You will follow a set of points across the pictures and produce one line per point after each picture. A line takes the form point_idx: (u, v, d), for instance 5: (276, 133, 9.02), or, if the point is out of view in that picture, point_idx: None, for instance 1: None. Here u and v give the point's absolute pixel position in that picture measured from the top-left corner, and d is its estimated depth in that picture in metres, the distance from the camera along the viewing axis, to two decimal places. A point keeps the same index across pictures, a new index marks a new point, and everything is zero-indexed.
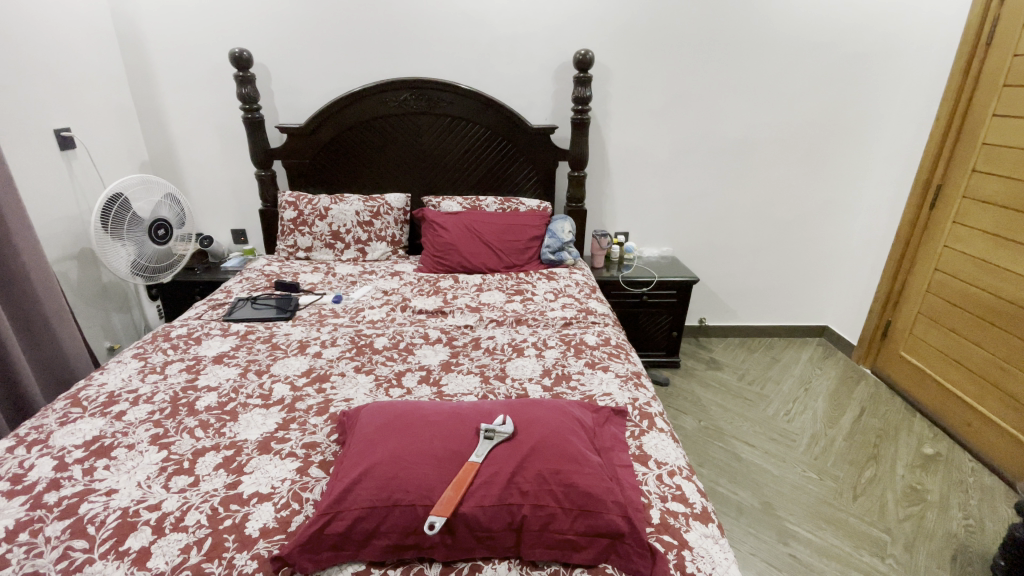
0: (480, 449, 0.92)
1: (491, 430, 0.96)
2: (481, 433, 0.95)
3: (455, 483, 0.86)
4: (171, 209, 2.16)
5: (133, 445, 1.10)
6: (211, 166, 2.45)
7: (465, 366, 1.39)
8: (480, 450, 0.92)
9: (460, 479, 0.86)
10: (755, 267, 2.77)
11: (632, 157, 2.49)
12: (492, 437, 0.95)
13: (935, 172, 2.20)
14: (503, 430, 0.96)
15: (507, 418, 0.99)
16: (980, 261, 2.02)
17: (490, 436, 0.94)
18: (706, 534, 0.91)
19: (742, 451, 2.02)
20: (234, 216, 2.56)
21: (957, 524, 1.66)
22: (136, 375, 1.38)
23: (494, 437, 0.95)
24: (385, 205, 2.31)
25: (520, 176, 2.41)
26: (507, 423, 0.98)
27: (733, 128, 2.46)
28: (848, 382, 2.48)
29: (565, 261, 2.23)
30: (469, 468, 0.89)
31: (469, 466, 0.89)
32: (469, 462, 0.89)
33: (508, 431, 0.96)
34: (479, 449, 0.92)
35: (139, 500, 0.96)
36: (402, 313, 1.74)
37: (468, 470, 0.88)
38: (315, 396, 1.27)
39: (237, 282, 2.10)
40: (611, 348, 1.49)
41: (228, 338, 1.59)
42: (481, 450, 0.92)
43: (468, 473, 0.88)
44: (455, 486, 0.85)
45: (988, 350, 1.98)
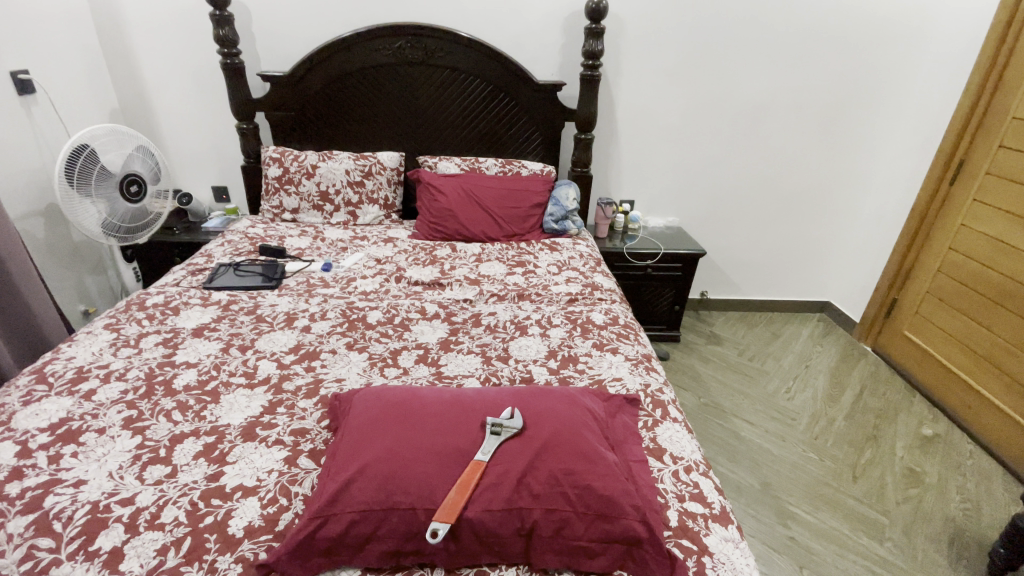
0: (487, 445, 0.84)
1: (499, 424, 0.88)
2: (487, 427, 0.87)
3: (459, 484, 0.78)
4: (144, 163, 1.98)
5: (104, 429, 1.01)
6: (187, 117, 2.25)
7: (465, 345, 1.30)
8: (487, 446, 0.84)
9: (465, 480, 0.78)
10: (762, 240, 2.68)
11: (642, 120, 2.34)
12: (500, 432, 0.87)
13: (959, 145, 2.09)
14: (513, 425, 0.88)
15: (515, 410, 0.91)
16: (997, 242, 1.94)
17: (497, 431, 0.86)
18: (726, 538, 0.85)
19: (742, 429, 1.99)
20: (214, 172, 2.39)
21: (955, 507, 1.65)
22: (107, 349, 1.27)
23: (503, 431, 0.87)
24: (377, 165, 2.15)
25: (523, 137, 2.26)
26: (516, 417, 0.90)
27: (750, 91, 2.31)
28: (849, 360, 2.45)
29: (569, 231, 2.11)
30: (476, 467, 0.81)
31: (473, 464, 0.81)
32: (475, 461, 0.81)
33: (517, 425, 0.88)
34: (485, 445, 0.84)
35: (110, 493, 0.87)
36: (396, 285, 1.63)
37: (473, 469, 0.80)
38: (304, 375, 1.18)
39: (219, 245, 1.96)
40: (620, 328, 1.41)
41: (208, 308, 1.48)
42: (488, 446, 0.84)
43: (473, 473, 0.80)
44: (460, 488, 0.77)
45: (995, 334, 1.93)
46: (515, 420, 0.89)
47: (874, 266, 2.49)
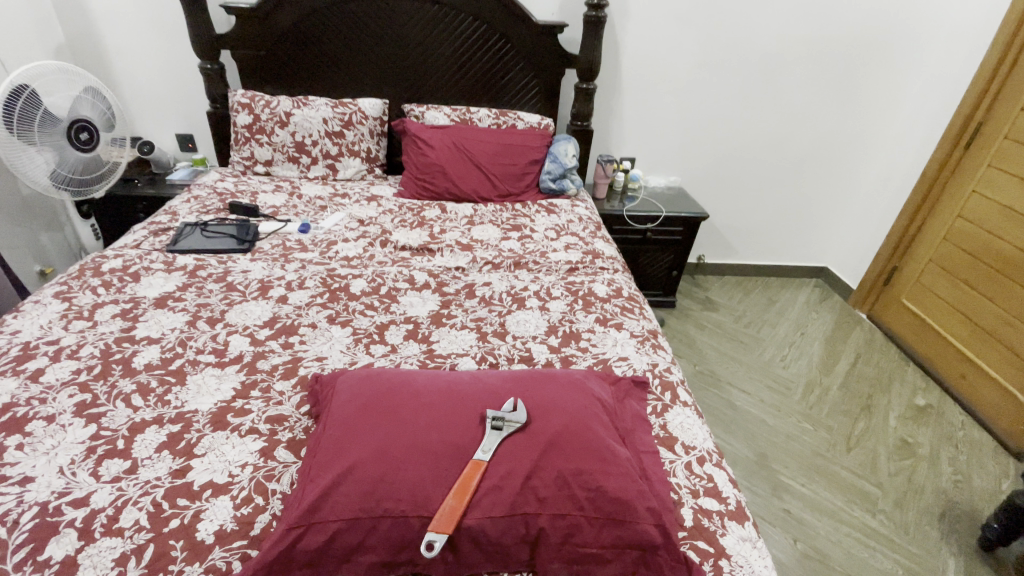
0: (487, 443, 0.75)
1: (501, 417, 0.78)
2: (487, 421, 0.78)
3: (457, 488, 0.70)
4: (95, 107, 1.76)
5: (53, 417, 0.90)
6: (143, 54, 2.01)
7: (459, 320, 1.20)
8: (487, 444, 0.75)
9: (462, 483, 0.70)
10: (764, 203, 2.58)
11: (647, 69, 2.16)
12: (502, 427, 0.77)
13: (978, 106, 1.97)
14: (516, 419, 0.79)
15: (518, 402, 0.82)
16: (1009, 212, 1.87)
17: (499, 425, 0.77)
18: (743, 537, 0.79)
19: (738, 399, 1.96)
20: (177, 118, 2.16)
21: (946, 479, 1.66)
22: (58, 322, 1.13)
23: (504, 426, 0.78)
24: (358, 113, 1.96)
25: (518, 85, 2.07)
26: (519, 409, 0.81)
27: (763, 39, 2.13)
28: (844, 327, 2.41)
29: (567, 191, 1.97)
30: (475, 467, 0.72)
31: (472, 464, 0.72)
32: (473, 461, 0.73)
33: (521, 419, 0.79)
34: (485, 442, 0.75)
35: (61, 493, 0.77)
36: (381, 250, 1.50)
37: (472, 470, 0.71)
38: (281, 352, 1.08)
39: (185, 201, 1.78)
40: (624, 301, 1.31)
41: (173, 274, 1.34)
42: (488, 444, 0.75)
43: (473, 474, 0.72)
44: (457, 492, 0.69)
45: (998, 305, 1.90)
46: (518, 413, 0.80)
47: (877, 232, 2.42)
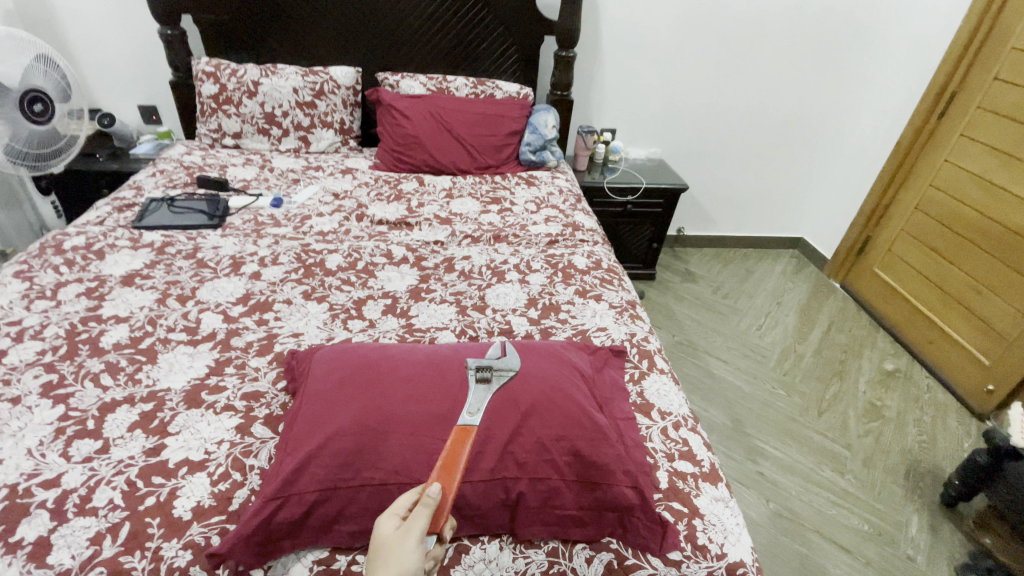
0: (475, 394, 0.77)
1: (495, 366, 0.82)
2: (471, 373, 0.80)
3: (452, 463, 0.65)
4: (48, 76, 1.65)
5: (18, 398, 0.87)
6: (97, 19, 1.89)
7: (438, 294, 1.19)
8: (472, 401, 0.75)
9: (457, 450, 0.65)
10: (743, 174, 2.58)
11: (627, 38, 2.12)
12: (491, 379, 0.79)
13: (953, 76, 1.98)
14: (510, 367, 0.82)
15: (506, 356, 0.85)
16: (980, 180, 1.91)
17: (486, 377, 0.79)
18: (716, 497, 0.82)
19: (715, 367, 2.00)
20: (139, 89, 2.05)
21: (911, 440, 1.73)
22: (19, 302, 1.09)
23: (493, 379, 0.80)
24: (330, 82, 1.89)
25: (497, 53, 2.02)
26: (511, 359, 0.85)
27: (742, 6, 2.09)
28: (819, 296, 2.47)
29: (547, 163, 1.95)
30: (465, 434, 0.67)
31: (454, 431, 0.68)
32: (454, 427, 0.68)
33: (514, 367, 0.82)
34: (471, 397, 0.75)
35: (31, 474, 0.76)
36: (357, 224, 1.47)
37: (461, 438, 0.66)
38: (256, 329, 1.06)
39: (150, 176, 1.71)
40: (603, 273, 1.32)
41: (140, 251, 1.29)
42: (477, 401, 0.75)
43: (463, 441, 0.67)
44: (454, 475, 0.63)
45: (966, 273, 1.95)
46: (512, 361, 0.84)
47: (852, 203, 2.45)
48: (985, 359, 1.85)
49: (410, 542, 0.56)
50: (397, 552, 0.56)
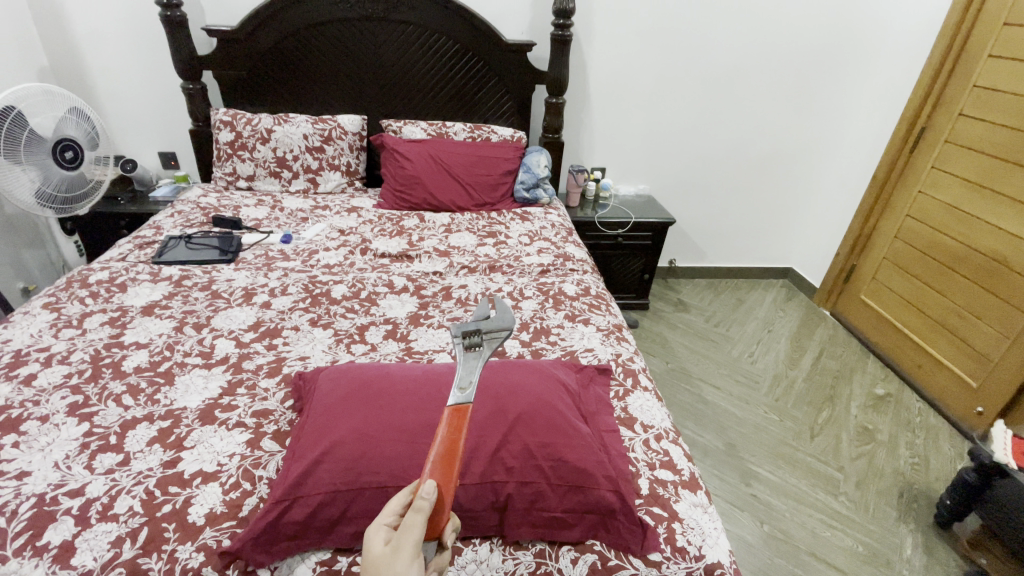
0: (466, 359, 0.72)
1: (486, 328, 0.76)
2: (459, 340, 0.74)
3: (444, 458, 0.59)
4: (79, 126, 1.80)
5: (47, 417, 0.94)
6: (125, 75, 2.06)
7: (436, 320, 1.27)
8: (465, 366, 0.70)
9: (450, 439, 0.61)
10: (730, 208, 2.70)
11: (613, 84, 2.28)
12: (483, 343, 0.74)
13: (921, 113, 2.09)
14: (502, 327, 0.77)
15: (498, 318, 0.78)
16: (953, 210, 1.98)
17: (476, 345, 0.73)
18: (695, 503, 0.87)
19: (708, 393, 2.05)
20: (160, 137, 2.21)
21: (904, 462, 1.76)
22: (48, 330, 1.18)
23: (485, 343, 0.74)
24: (337, 129, 2.04)
25: (492, 101, 2.18)
26: (502, 318, 0.79)
27: (719, 55, 2.26)
28: (809, 323, 2.53)
29: (540, 200, 2.08)
30: (461, 412, 0.64)
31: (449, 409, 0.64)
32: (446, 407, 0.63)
33: (507, 327, 0.77)
34: (464, 363, 0.70)
35: (57, 485, 0.82)
36: (362, 257, 1.57)
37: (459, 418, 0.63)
38: (266, 353, 1.14)
39: (168, 216, 1.83)
40: (591, 299, 1.40)
41: (159, 284, 1.39)
42: (469, 366, 0.70)
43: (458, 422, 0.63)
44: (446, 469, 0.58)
45: (948, 298, 2.00)
46: (503, 321, 0.78)
47: (835, 233, 2.55)
48: (973, 381, 1.88)
49: (407, 555, 0.50)
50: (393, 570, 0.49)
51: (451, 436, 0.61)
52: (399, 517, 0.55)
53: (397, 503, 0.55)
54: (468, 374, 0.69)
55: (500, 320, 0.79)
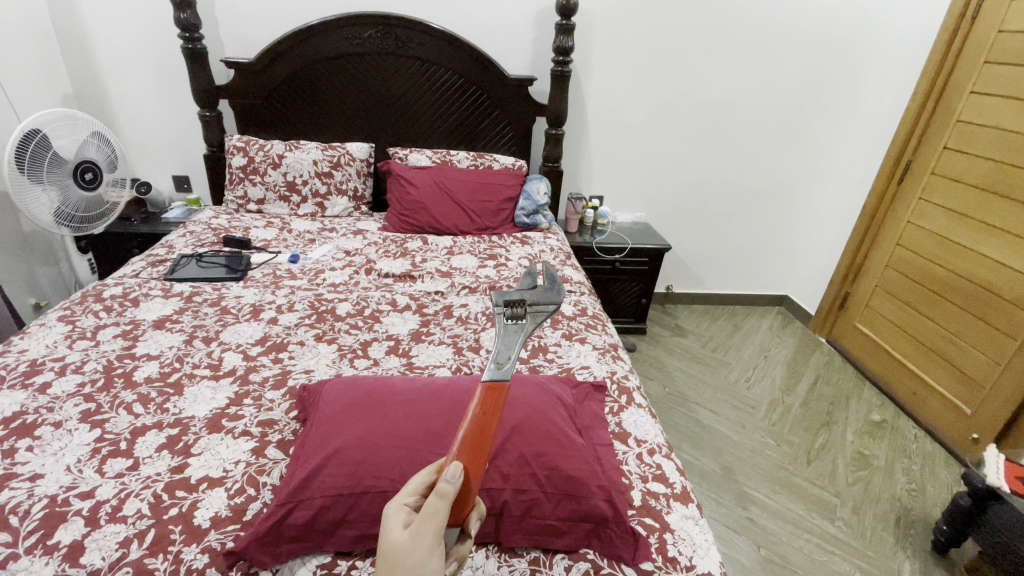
0: (506, 331, 0.72)
1: (531, 302, 0.78)
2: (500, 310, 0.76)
3: (471, 441, 0.61)
4: (100, 149, 1.88)
5: (60, 423, 0.98)
6: (145, 103, 2.16)
7: (437, 337, 1.31)
8: (504, 337, 0.72)
9: (480, 421, 0.63)
10: (726, 236, 2.77)
11: (611, 117, 2.38)
12: (526, 316, 0.75)
13: (907, 147, 2.16)
14: (549, 304, 0.79)
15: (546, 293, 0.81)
16: (941, 239, 2.02)
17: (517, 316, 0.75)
18: (686, 515, 0.89)
19: (705, 417, 2.06)
20: (174, 161, 2.30)
21: (900, 488, 1.77)
22: (62, 341, 1.22)
23: (528, 316, 0.75)
24: (346, 155, 2.12)
25: (495, 131, 2.27)
26: (550, 297, 0.82)
27: (713, 90, 2.36)
28: (805, 349, 2.56)
29: (540, 225, 2.15)
30: (496, 388, 0.66)
31: (484, 384, 0.66)
32: (481, 383, 0.65)
33: (552, 304, 0.79)
34: (503, 335, 0.71)
35: (69, 487, 0.85)
36: (366, 277, 1.63)
37: (491, 395, 0.65)
38: (272, 366, 1.17)
39: (180, 236, 1.89)
40: (588, 319, 1.44)
41: (170, 299, 1.44)
42: (508, 339, 0.71)
43: (491, 398, 0.66)
44: (471, 453, 0.60)
45: (940, 325, 2.03)
46: (550, 299, 0.81)
47: (829, 262, 2.60)
48: (967, 408, 1.90)
49: (426, 541, 0.53)
50: (412, 555, 0.52)
51: (481, 416, 0.63)
52: (418, 499, 0.58)
53: (417, 486, 0.59)
54: (506, 348, 0.70)
55: (547, 297, 0.82)
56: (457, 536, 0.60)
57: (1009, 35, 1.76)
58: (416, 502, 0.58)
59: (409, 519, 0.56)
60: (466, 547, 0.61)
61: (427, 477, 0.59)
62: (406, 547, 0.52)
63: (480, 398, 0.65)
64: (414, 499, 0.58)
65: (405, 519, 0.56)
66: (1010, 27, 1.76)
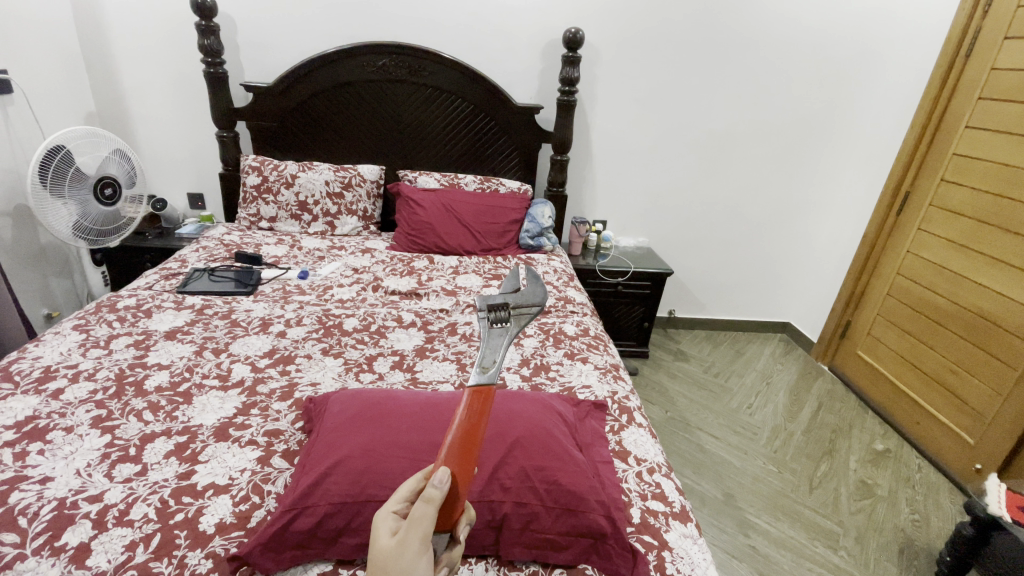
0: (490, 334, 0.73)
1: (514, 304, 0.79)
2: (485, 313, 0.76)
3: (460, 446, 0.62)
4: (121, 166, 1.95)
5: (71, 428, 1.00)
6: (165, 123, 2.24)
7: (441, 353, 1.34)
8: (489, 342, 0.72)
9: (469, 425, 0.63)
10: (727, 262, 2.80)
11: (614, 144, 2.45)
12: (510, 319, 0.76)
13: (905, 178, 2.21)
14: (532, 304, 0.80)
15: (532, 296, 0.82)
16: (941, 269, 2.04)
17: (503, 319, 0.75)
18: (685, 534, 0.90)
19: (706, 442, 2.05)
20: (190, 179, 2.37)
21: (904, 518, 1.75)
22: (76, 349, 1.26)
23: (512, 319, 0.76)
24: (357, 177, 2.19)
25: (501, 156, 2.34)
26: (533, 296, 0.82)
27: (714, 121, 2.43)
28: (808, 376, 2.56)
29: (544, 247, 2.19)
30: (482, 393, 0.66)
31: (470, 389, 0.66)
32: (468, 389, 0.65)
33: (535, 304, 0.80)
34: (488, 338, 0.72)
35: (78, 490, 0.87)
36: (373, 293, 1.66)
37: (479, 399, 0.66)
38: (279, 378, 1.20)
39: (194, 251, 1.94)
40: (590, 339, 1.47)
41: (182, 311, 1.47)
42: (493, 343, 0.72)
43: (479, 402, 0.66)
44: (459, 460, 0.61)
45: (941, 354, 2.03)
46: (533, 298, 0.82)
47: (830, 289, 2.62)
48: (970, 438, 1.89)
49: (413, 547, 0.54)
50: (400, 561, 0.53)
51: (469, 422, 0.64)
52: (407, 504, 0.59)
53: (406, 491, 0.59)
54: (492, 353, 0.71)
55: (530, 298, 0.81)
56: (446, 541, 0.60)
57: (1001, 73, 1.83)
58: (405, 509, 0.59)
59: (397, 526, 0.56)
60: (456, 553, 0.61)
61: (415, 484, 0.59)
62: (394, 554, 0.53)
63: (467, 402, 0.66)
64: (402, 506, 0.59)
65: (394, 526, 0.56)
66: (1002, 66, 1.82)
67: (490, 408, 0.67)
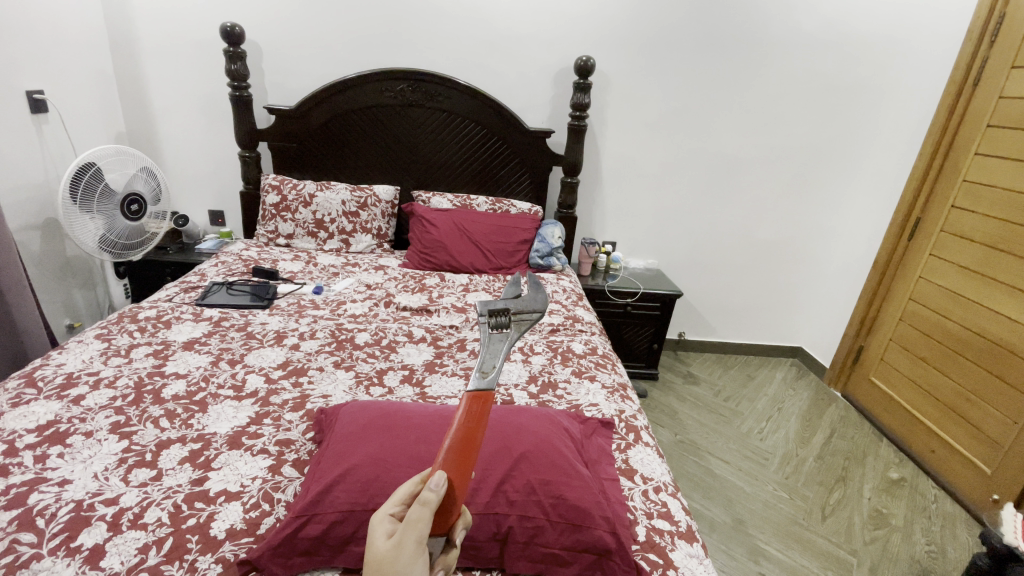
0: (491, 340, 0.73)
1: (515, 309, 0.78)
2: (486, 320, 0.75)
3: (457, 450, 0.63)
4: (147, 183, 2.03)
5: (91, 432, 1.03)
6: (190, 143, 2.33)
7: (450, 368, 1.36)
8: (489, 347, 0.73)
9: (467, 430, 0.64)
10: (737, 285, 2.80)
11: (624, 168, 2.49)
12: (511, 325, 0.76)
13: (916, 203, 2.21)
14: (533, 310, 0.79)
15: (539, 296, 0.84)
16: (954, 295, 2.02)
17: (503, 325, 0.75)
18: (691, 553, 0.90)
19: (716, 466, 2.02)
20: (212, 196, 2.44)
21: (920, 549, 1.70)
22: (97, 357, 1.30)
23: (512, 325, 0.76)
24: (372, 197, 2.24)
25: (513, 178, 2.40)
26: (533, 301, 0.82)
27: (724, 145, 2.47)
28: (820, 402, 2.51)
29: (553, 267, 2.24)
30: (481, 398, 0.67)
31: (469, 393, 0.67)
32: (465, 393, 0.65)
33: (537, 309, 0.79)
34: (488, 344, 0.72)
35: (94, 493, 0.89)
36: (385, 309, 1.70)
37: (478, 403, 0.66)
38: (291, 390, 1.22)
39: (212, 265, 2.00)
40: (598, 357, 1.48)
41: (200, 323, 1.52)
42: (493, 348, 0.72)
43: (477, 407, 0.66)
44: (457, 463, 0.62)
45: (955, 380, 2.00)
46: (533, 303, 0.81)
47: (842, 314, 2.60)
48: (985, 467, 1.85)
49: (410, 548, 0.55)
50: (395, 563, 0.54)
51: (468, 426, 0.64)
52: (402, 508, 0.60)
53: (401, 495, 0.61)
54: (492, 358, 0.71)
55: (531, 302, 0.81)
56: (442, 546, 0.62)
57: (1009, 101, 1.84)
58: (401, 511, 0.60)
59: (393, 530, 0.58)
60: (451, 557, 0.63)
61: (412, 487, 0.61)
62: (390, 556, 0.54)
63: (467, 406, 0.66)
64: (399, 509, 0.60)
65: (389, 529, 0.57)
66: (1010, 93, 1.84)
67: (489, 413, 0.67)
